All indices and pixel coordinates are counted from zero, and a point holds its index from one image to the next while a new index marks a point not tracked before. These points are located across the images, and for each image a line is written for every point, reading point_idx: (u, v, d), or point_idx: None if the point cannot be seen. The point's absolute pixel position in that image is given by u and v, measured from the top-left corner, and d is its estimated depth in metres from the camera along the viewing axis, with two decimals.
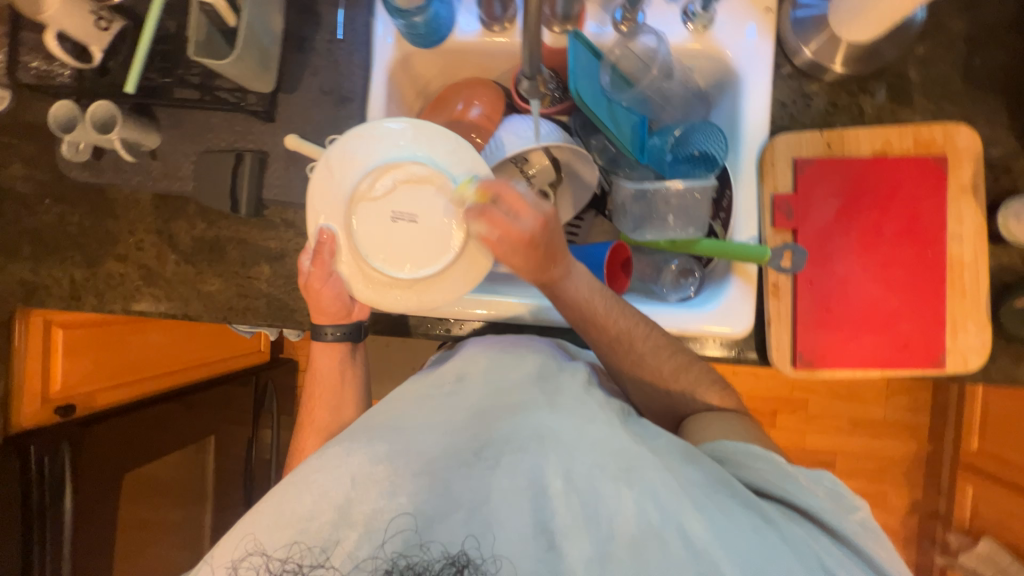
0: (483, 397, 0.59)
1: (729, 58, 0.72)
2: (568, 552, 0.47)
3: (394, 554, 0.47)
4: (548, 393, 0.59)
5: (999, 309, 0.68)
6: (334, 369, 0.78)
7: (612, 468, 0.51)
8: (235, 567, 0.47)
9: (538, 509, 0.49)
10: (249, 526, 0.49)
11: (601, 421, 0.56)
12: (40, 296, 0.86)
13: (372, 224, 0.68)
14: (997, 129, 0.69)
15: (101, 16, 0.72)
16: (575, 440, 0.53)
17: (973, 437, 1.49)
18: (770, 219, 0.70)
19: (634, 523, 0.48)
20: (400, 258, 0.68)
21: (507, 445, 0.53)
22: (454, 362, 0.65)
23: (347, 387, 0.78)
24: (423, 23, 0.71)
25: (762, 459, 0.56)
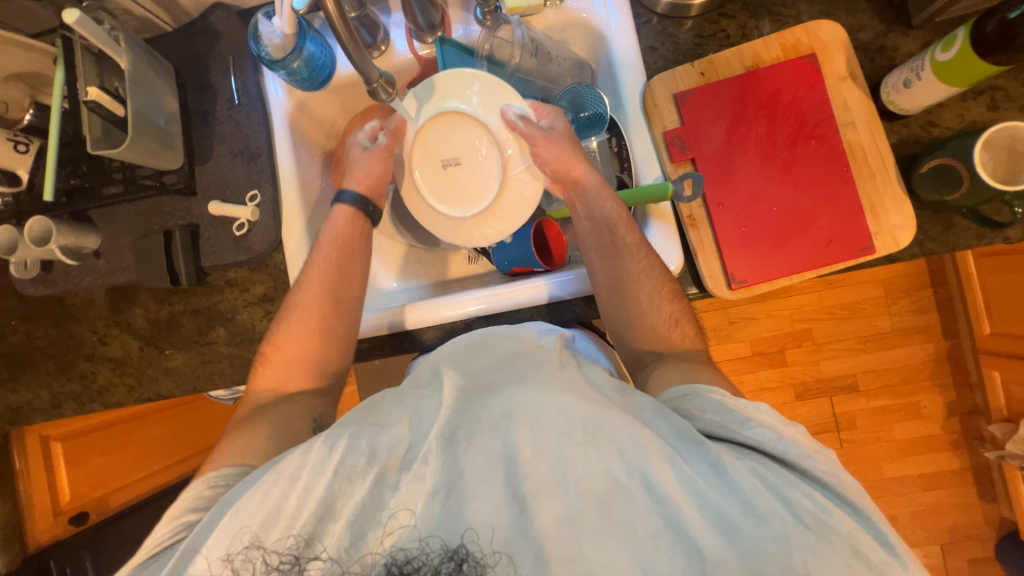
0: (463, 381, 0.58)
1: (588, 20, 0.76)
2: (539, 514, 0.48)
3: (391, 549, 0.48)
4: (525, 368, 0.58)
5: (911, 180, 0.68)
6: (352, 239, 0.77)
7: (578, 434, 0.50)
8: (230, 559, 0.48)
9: (510, 480, 0.49)
10: (242, 520, 0.49)
11: (567, 385, 0.54)
12: (24, 413, 0.89)
13: (426, 167, 0.77)
14: (858, 15, 0.71)
15: (19, 141, 0.76)
16: (543, 411, 0.51)
17: (983, 321, 1.45)
18: (668, 156, 0.73)
19: (602, 481, 0.48)
20: (463, 196, 0.75)
21: (478, 426, 0.52)
22: (431, 360, 0.64)
23: (359, 264, 0.77)
24: (303, 66, 0.75)
25: (707, 400, 0.57)
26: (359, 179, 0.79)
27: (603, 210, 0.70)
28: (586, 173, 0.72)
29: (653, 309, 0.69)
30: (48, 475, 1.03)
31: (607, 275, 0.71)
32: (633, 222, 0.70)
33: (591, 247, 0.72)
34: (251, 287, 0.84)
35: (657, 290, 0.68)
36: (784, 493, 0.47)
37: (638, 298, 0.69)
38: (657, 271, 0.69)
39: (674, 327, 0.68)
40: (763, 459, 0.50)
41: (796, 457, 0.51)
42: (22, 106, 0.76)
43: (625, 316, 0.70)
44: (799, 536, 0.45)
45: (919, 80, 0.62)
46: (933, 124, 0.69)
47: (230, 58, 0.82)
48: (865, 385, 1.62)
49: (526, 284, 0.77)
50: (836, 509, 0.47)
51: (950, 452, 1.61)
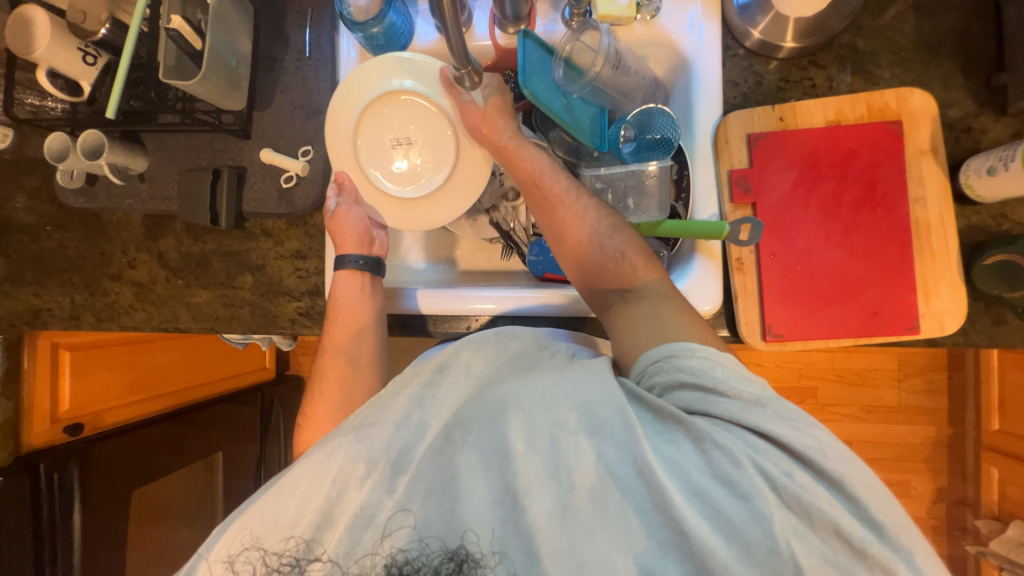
0: (466, 385, 0.58)
1: (676, 41, 0.74)
2: (531, 509, 0.47)
3: (393, 551, 0.49)
4: (524, 366, 0.59)
5: (970, 269, 0.67)
6: (358, 297, 0.77)
7: (570, 424, 0.50)
8: (232, 561, 0.51)
9: (504, 475, 0.49)
10: (246, 522, 0.52)
11: (565, 377, 0.54)
12: (44, 318, 0.91)
13: (375, 149, 0.79)
14: (952, 90, 0.69)
15: (88, 52, 0.75)
16: (535, 404, 0.52)
17: (993, 415, 1.43)
18: (729, 195, 0.71)
19: (593, 475, 0.48)
20: (411, 177, 0.79)
21: (473, 422, 0.53)
22: (439, 353, 0.62)
23: (375, 330, 0.78)
24: (381, 33, 0.75)
25: (679, 365, 0.54)
26: (347, 240, 0.77)
27: (532, 165, 0.76)
28: (507, 136, 0.76)
29: (596, 247, 0.71)
30: (51, 380, 1.04)
31: (576, 262, 0.72)
32: (557, 169, 0.76)
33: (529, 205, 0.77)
34: (286, 242, 0.84)
35: (597, 225, 0.72)
36: (766, 469, 0.46)
37: (580, 239, 0.72)
38: (593, 209, 0.73)
39: (620, 259, 0.68)
40: (745, 435, 0.48)
41: (784, 433, 0.47)
42: (98, 20, 0.74)
43: (574, 260, 0.72)
44: (781, 519, 0.45)
45: (1005, 170, 0.61)
46: (1004, 216, 0.67)
47: (308, 10, 0.81)
48: (859, 454, 1.60)
49: (518, 295, 0.76)
50: (821, 486, 0.46)
51: (930, 536, 1.60)
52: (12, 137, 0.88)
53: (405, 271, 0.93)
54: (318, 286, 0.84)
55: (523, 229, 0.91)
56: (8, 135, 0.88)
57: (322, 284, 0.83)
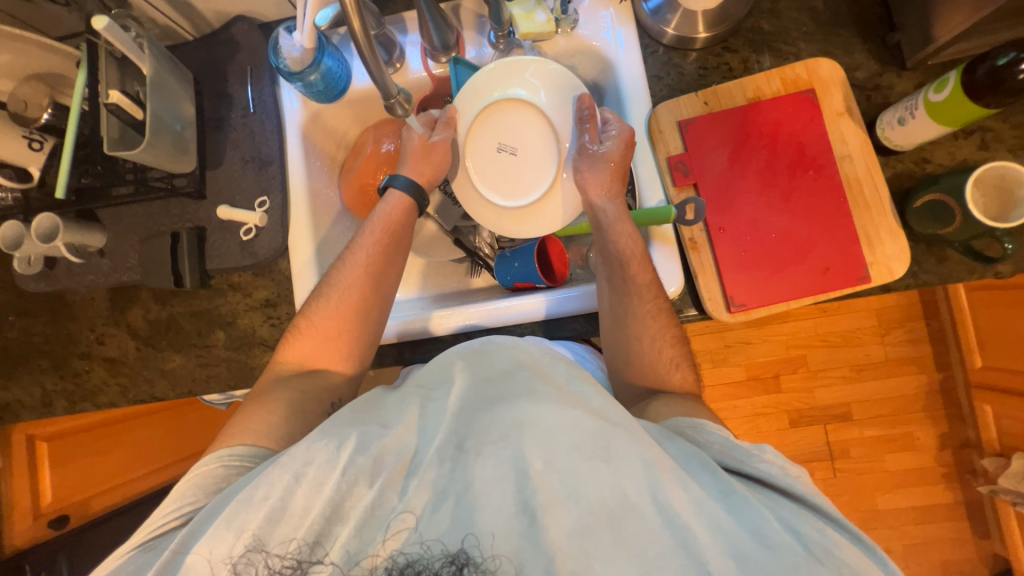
0: (471, 390, 0.58)
1: (597, 48, 0.79)
2: (549, 529, 0.47)
3: (394, 552, 0.48)
4: (531, 382, 0.56)
5: (906, 214, 0.70)
6: (402, 222, 0.76)
7: (588, 446, 0.49)
8: (232, 562, 0.48)
9: (520, 490, 0.48)
10: (244, 522, 0.49)
11: (576, 402, 0.54)
12: (14, 410, 0.88)
13: (486, 151, 0.79)
14: (855, 55, 0.75)
15: (34, 138, 0.77)
16: (553, 422, 0.51)
17: (975, 354, 1.47)
18: (671, 180, 0.75)
19: (612, 497, 0.48)
20: (512, 186, 0.78)
21: (487, 436, 0.51)
22: (436, 363, 0.64)
23: (398, 256, 0.76)
24: (319, 79, 0.78)
25: (714, 433, 0.58)
26: (419, 168, 0.77)
27: (620, 245, 0.71)
28: (607, 203, 0.72)
29: (654, 350, 0.69)
30: (30, 475, 1.02)
31: (612, 306, 0.71)
32: (647, 260, 0.70)
33: (603, 279, 0.72)
34: (254, 292, 0.85)
35: (660, 333, 0.69)
36: (794, 526, 0.48)
37: (641, 337, 0.69)
38: (662, 315, 0.69)
39: (673, 370, 0.69)
40: (772, 497, 0.51)
41: (803, 492, 0.52)
42: (41, 106, 0.74)
43: (623, 351, 0.71)
44: (808, 566, 0.45)
45: (913, 118, 0.65)
46: (925, 160, 0.71)
47: (248, 68, 0.84)
48: (859, 414, 1.62)
49: (495, 304, 0.79)
50: (842, 539, 0.48)
51: (942, 484, 1.61)
52: None
53: None
54: None
55: (489, 245, 0.95)
56: None
57: None
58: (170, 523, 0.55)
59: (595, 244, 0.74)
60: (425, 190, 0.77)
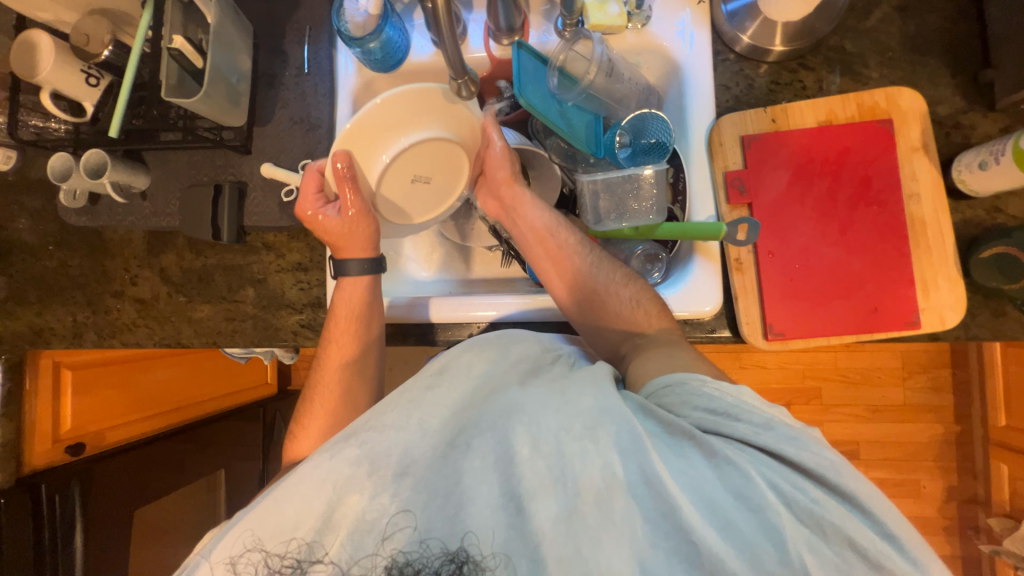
0: (465, 385, 0.56)
1: (667, 48, 0.76)
2: (536, 516, 0.46)
3: (394, 552, 0.47)
4: (529, 376, 0.58)
5: (968, 263, 0.67)
6: (363, 299, 0.75)
7: (576, 428, 0.49)
8: (233, 561, 0.49)
9: (507, 480, 0.48)
10: (247, 522, 0.50)
11: (567, 390, 0.54)
12: (46, 337, 0.91)
13: (397, 184, 0.73)
14: (940, 88, 0.71)
15: (91, 74, 0.77)
16: (541, 410, 0.51)
17: (1000, 411, 1.42)
18: (725, 196, 0.72)
19: (599, 478, 0.47)
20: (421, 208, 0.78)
21: (478, 428, 0.51)
22: (441, 355, 0.60)
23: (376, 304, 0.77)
24: (378, 47, 0.76)
25: (690, 390, 0.54)
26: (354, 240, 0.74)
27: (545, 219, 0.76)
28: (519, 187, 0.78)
29: (613, 296, 0.71)
30: (53, 397, 1.04)
31: (573, 280, 0.73)
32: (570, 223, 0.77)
33: (541, 257, 0.76)
34: (288, 254, 0.85)
35: (611, 278, 0.73)
36: (775, 482, 0.46)
37: (596, 290, 0.72)
38: (606, 262, 0.74)
39: (636, 308, 0.70)
40: (760, 456, 0.48)
41: (791, 446, 0.48)
42: (103, 42, 0.74)
43: (590, 309, 0.72)
44: (796, 535, 0.45)
45: (997, 164, 0.61)
46: (998, 210, 0.68)
47: (307, 27, 0.83)
48: (867, 455, 1.59)
49: (529, 300, 0.78)
50: (836, 503, 0.46)
51: (942, 536, 1.58)
52: (16, 158, 0.90)
53: (407, 281, 0.94)
54: (319, 298, 0.84)
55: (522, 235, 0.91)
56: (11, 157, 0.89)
57: (324, 296, 0.84)
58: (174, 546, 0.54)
59: (528, 238, 0.77)
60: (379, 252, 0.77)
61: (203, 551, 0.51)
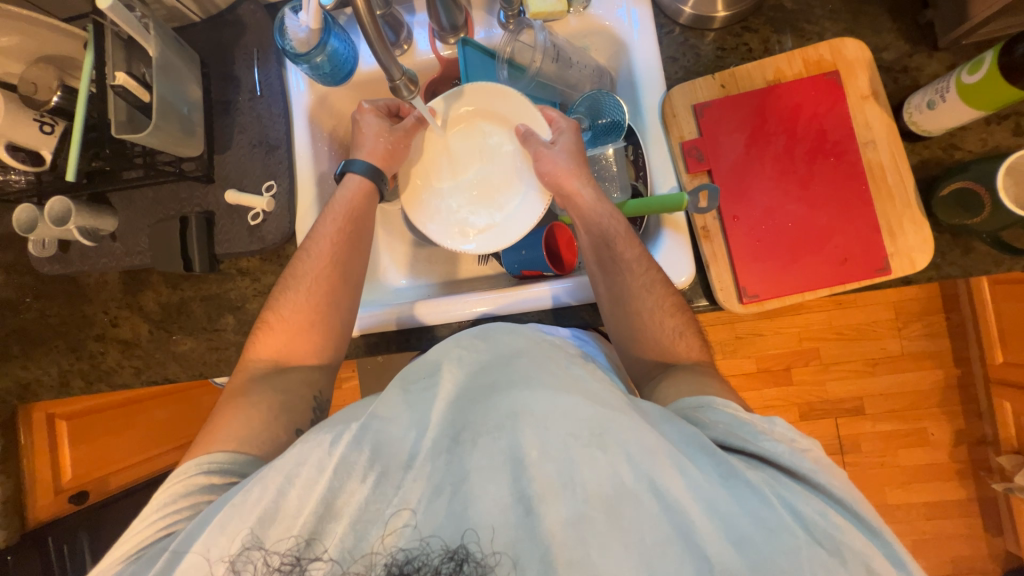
0: (464, 378, 0.56)
1: (610, 28, 0.76)
2: (546, 518, 0.46)
3: (393, 550, 0.47)
4: (530, 367, 0.56)
5: (931, 203, 0.68)
6: (356, 207, 0.76)
7: (585, 435, 0.48)
8: (231, 560, 0.48)
9: (516, 482, 0.47)
10: (243, 518, 0.49)
11: (575, 387, 0.53)
12: (33, 389, 0.91)
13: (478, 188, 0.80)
14: (883, 35, 0.71)
15: (44, 121, 0.77)
16: (549, 411, 0.50)
17: (996, 349, 1.43)
18: (684, 166, 0.73)
19: (608, 485, 0.47)
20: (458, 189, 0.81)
21: (482, 427, 0.50)
22: (430, 355, 0.60)
23: (362, 245, 0.77)
24: (325, 61, 0.76)
25: (721, 413, 0.57)
26: (373, 152, 0.77)
27: (605, 226, 0.70)
28: (583, 185, 0.71)
29: (655, 322, 0.69)
30: (51, 451, 1.03)
31: (610, 292, 0.71)
32: (633, 236, 0.70)
33: (592, 262, 0.72)
34: (262, 277, 0.85)
35: (659, 304, 0.68)
36: (795, 506, 0.47)
37: (640, 313, 0.69)
38: (659, 285, 0.69)
39: (678, 339, 0.69)
40: (777, 475, 0.50)
41: (811, 472, 0.50)
42: (49, 88, 0.75)
43: (628, 326, 0.70)
44: (809, 551, 0.44)
45: (943, 101, 0.62)
46: (955, 147, 0.68)
47: (255, 50, 0.83)
48: (871, 408, 1.59)
49: (507, 292, 0.78)
50: (852, 527, 0.47)
51: (955, 481, 1.58)
52: None
53: (387, 290, 0.93)
54: None
55: None
56: None
57: None
58: (165, 527, 0.54)
59: (577, 225, 0.73)
60: (382, 171, 0.78)
61: (187, 544, 0.50)
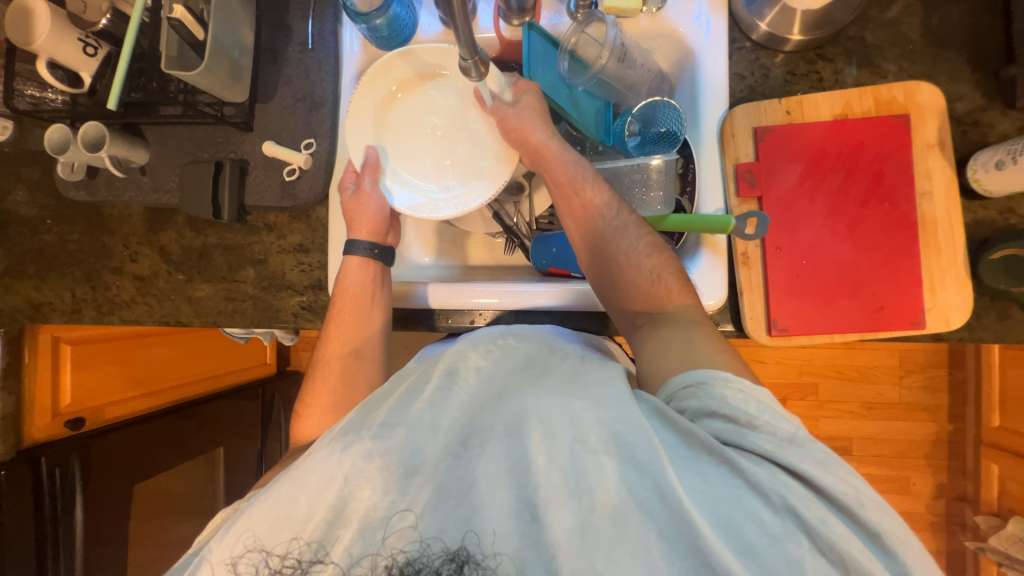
0: (476, 389, 0.57)
1: (682, 34, 0.73)
2: (551, 524, 0.46)
3: (394, 550, 0.47)
4: (540, 376, 0.57)
5: (976, 264, 0.66)
6: (365, 287, 0.76)
7: (593, 442, 0.48)
8: (233, 562, 0.48)
9: (521, 488, 0.47)
10: (246, 523, 0.49)
11: (584, 393, 0.53)
12: (44, 312, 0.90)
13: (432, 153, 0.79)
14: (960, 85, 0.69)
15: (88, 43, 0.74)
16: (557, 418, 0.50)
17: (994, 412, 1.43)
18: (734, 189, 0.71)
19: (615, 494, 0.46)
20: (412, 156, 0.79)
21: (490, 431, 0.51)
22: (446, 354, 0.61)
23: (370, 314, 0.76)
24: (384, 24, 0.74)
25: (715, 396, 0.51)
26: (361, 224, 0.76)
27: (573, 174, 0.72)
28: (547, 137, 0.72)
29: (633, 265, 0.68)
30: (52, 373, 1.04)
31: (587, 239, 0.71)
32: (599, 180, 0.72)
33: (566, 216, 0.73)
34: (288, 235, 0.84)
35: (635, 244, 0.68)
36: (795, 507, 0.44)
37: (616, 258, 0.69)
38: (633, 227, 0.69)
39: (656, 282, 0.66)
40: (779, 473, 0.46)
41: (815, 472, 0.45)
42: (99, 9, 0.74)
43: (607, 275, 0.70)
44: (812, 564, 0.43)
45: (1014, 164, 0.60)
46: (1011, 211, 0.67)
47: (312, 1, 0.81)
48: (859, 451, 1.60)
49: (526, 289, 0.76)
50: (851, 535, 0.44)
51: (929, 532, 1.60)
52: (11, 129, 0.88)
53: (407, 266, 0.92)
54: (320, 280, 0.83)
55: (524, 223, 0.89)
56: (8, 128, 0.88)
57: (326, 278, 0.83)
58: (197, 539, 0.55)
59: (548, 183, 0.74)
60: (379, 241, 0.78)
61: (203, 552, 0.51)
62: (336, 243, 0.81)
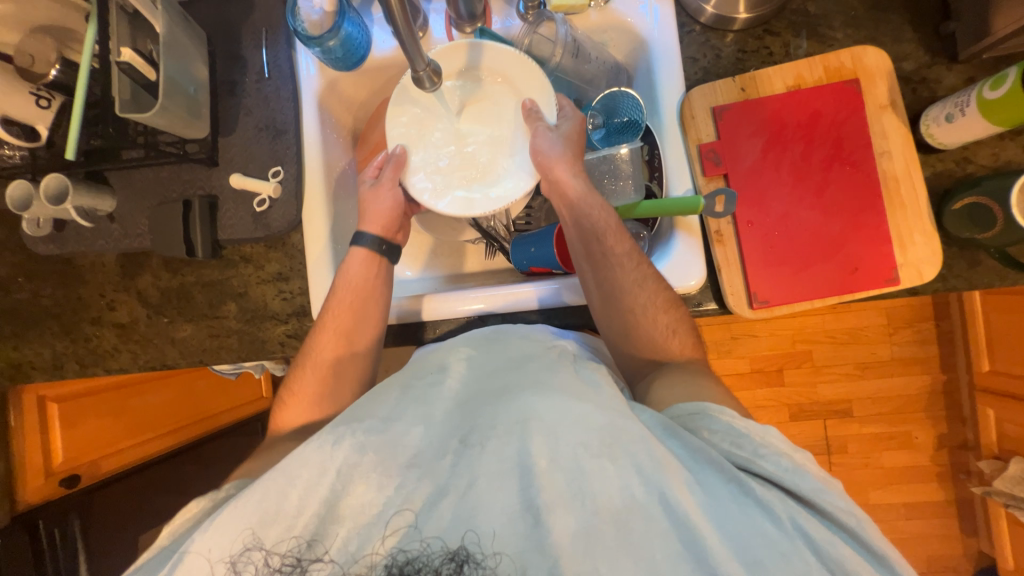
0: (471, 380, 0.60)
1: (631, 24, 0.75)
2: (553, 528, 0.45)
3: (393, 549, 0.46)
4: (539, 374, 0.57)
5: (941, 215, 0.68)
6: (368, 281, 0.75)
7: (595, 445, 0.48)
8: (232, 561, 0.46)
9: (524, 488, 0.47)
10: (243, 519, 0.48)
11: (585, 395, 0.53)
12: (25, 371, 0.88)
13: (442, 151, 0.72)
14: (903, 45, 0.71)
15: (41, 95, 0.74)
16: (560, 419, 0.50)
17: (983, 358, 1.46)
18: (700, 169, 0.72)
19: (618, 498, 0.46)
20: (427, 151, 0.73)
21: (492, 430, 0.51)
22: (438, 352, 0.65)
23: (377, 304, 0.75)
24: (338, 45, 0.74)
25: (721, 423, 0.54)
26: (374, 220, 0.76)
27: (595, 218, 0.69)
28: (571, 175, 0.69)
29: (644, 314, 0.68)
30: (42, 433, 1.01)
31: (600, 285, 0.69)
32: (623, 230, 0.69)
33: (581, 256, 0.71)
34: (266, 265, 0.83)
35: (652, 300, 0.68)
36: (804, 529, 0.45)
37: (632, 312, 0.68)
38: (651, 281, 0.68)
39: (671, 337, 0.68)
40: (784, 497, 0.48)
41: (817, 495, 0.48)
42: (48, 61, 0.71)
43: (621, 324, 0.69)
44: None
45: (962, 116, 0.62)
46: (967, 160, 0.69)
47: (263, 30, 0.81)
48: (859, 411, 1.62)
49: (514, 288, 0.77)
50: (858, 557, 0.45)
51: (935, 483, 1.63)
52: None
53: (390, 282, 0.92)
54: (304, 306, 0.83)
55: (502, 225, 0.90)
56: None
57: (309, 304, 0.82)
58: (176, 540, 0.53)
59: (566, 218, 0.72)
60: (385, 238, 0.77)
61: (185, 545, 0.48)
62: (314, 266, 0.81)
